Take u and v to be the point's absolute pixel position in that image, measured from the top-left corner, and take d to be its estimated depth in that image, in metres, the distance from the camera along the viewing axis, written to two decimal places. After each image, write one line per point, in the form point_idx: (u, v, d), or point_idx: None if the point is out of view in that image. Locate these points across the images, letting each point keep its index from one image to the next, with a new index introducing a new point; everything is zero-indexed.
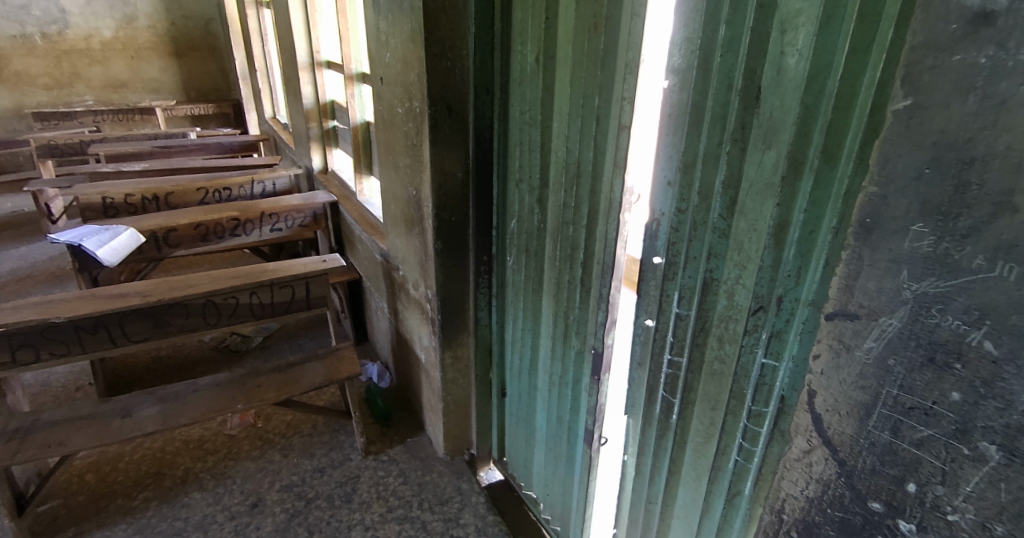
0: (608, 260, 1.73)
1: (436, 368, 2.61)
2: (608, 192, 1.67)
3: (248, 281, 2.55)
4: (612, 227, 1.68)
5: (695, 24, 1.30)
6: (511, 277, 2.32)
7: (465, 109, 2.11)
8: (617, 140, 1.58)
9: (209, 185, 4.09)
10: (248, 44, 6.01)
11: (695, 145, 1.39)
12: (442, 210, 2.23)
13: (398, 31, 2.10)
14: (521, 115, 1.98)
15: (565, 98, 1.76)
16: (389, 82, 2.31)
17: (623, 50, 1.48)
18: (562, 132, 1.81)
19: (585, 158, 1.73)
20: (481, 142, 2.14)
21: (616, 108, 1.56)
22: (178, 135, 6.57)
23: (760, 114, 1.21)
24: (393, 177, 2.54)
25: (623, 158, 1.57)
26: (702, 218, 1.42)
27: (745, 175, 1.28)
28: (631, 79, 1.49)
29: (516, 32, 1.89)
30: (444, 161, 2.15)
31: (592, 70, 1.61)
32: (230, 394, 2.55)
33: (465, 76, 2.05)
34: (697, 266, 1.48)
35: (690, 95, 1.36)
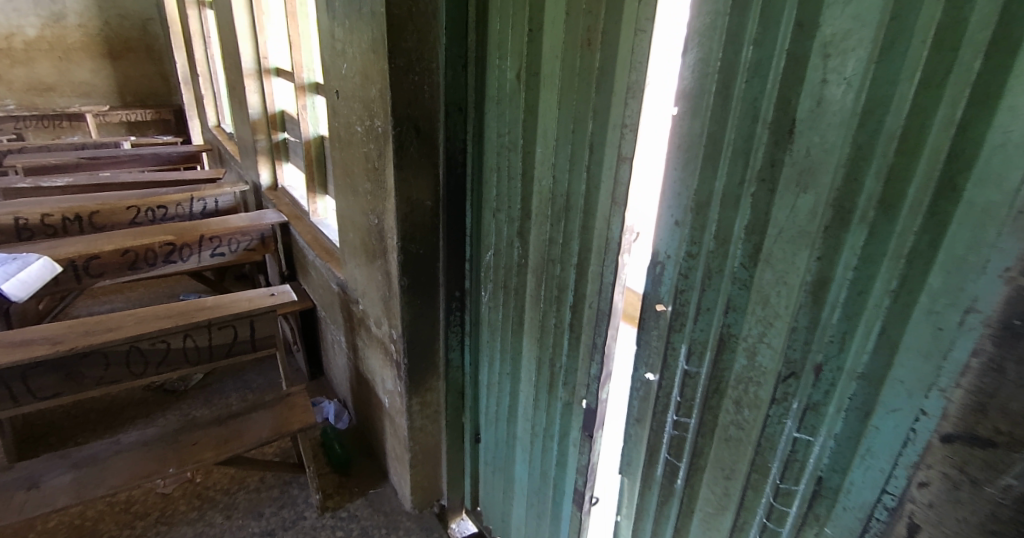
0: (603, 306, 1.52)
1: (402, 415, 2.33)
2: (603, 230, 1.46)
3: (180, 323, 2.20)
4: (609, 269, 1.47)
5: (712, 42, 1.11)
6: (486, 316, 2.07)
7: (434, 130, 1.86)
8: (616, 172, 1.38)
9: (142, 203, 3.66)
10: (190, 47, 5.54)
11: (710, 182, 1.20)
12: (409, 243, 1.97)
13: (356, 40, 1.84)
14: (499, 139, 1.76)
15: (552, 122, 1.55)
16: (346, 97, 2.04)
17: (623, 70, 1.28)
18: (548, 158, 1.60)
19: (575, 190, 1.52)
20: (452, 167, 1.89)
21: (614, 135, 1.36)
22: (110, 144, 5.99)
23: (794, 152, 1.03)
24: (351, 202, 2.26)
25: (622, 191, 1.37)
26: (717, 265, 1.23)
27: (773, 220, 1.09)
28: (633, 103, 1.29)
29: (493, 44, 1.66)
30: (411, 188, 1.89)
31: (586, 91, 1.41)
32: (160, 455, 2.17)
33: (434, 92, 1.81)
34: (711, 319, 1.28)
35: (704, 124, 1.17)
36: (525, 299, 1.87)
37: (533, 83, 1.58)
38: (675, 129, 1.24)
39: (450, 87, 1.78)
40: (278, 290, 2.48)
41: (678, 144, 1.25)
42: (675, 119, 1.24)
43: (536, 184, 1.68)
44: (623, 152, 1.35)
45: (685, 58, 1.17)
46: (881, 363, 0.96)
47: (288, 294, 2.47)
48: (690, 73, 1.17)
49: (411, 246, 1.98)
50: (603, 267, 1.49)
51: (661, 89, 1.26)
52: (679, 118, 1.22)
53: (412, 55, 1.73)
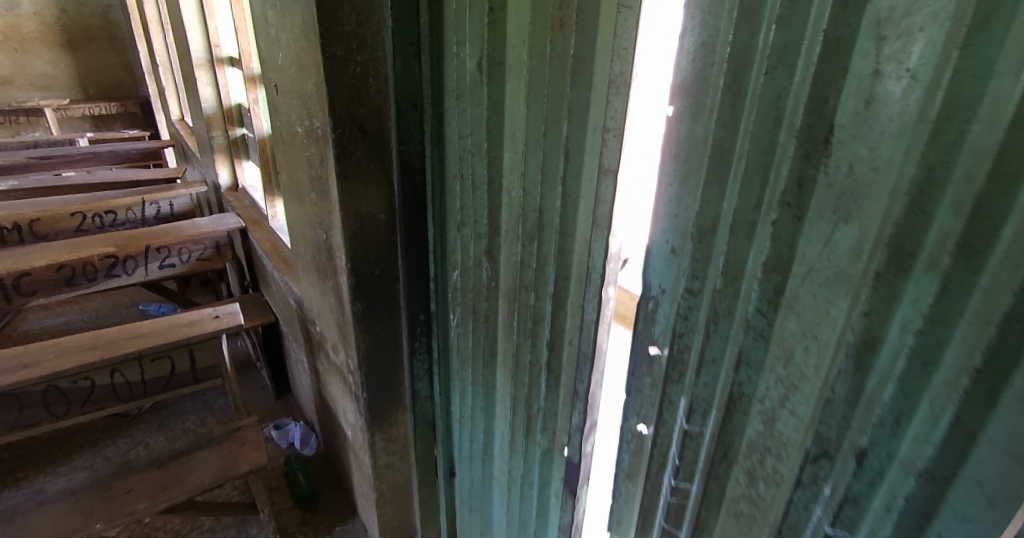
0: (587, 347, 1.26)
1: (365, 451, 2.07)
2: (582, 257, 1.20)
3: (106, 357, 1.89)
4: (591, 302, 1.20)
5: (723, 18, 0.84)
6: (456, 343, 1.81)
7: (384, 130, 1.57)
8: (596, 185, 1.10)
9: (87, 209, 3.34)
10: (148, 34, 5.15)
11: (716, 202, 0.93)
12: (362, 263, 1.69)
13: (288, 24, 1.54)
14: (461, 142, 1.48)
15: (520, 122, 1.27)
16: (284, 93, 1.74)
17: (605, 56, 1.00)
18: (516, 165, 1.33)
19: (549, 206, 1.25)
20: (408, 175, 1.61)
21: (594, 140, 1.08)
22: (65, 142, 5.59)
23: (829, 169, 0.76)
24: (299, 214, 1.97)
25: (605, 209, 1.10)
26: (726, 307, 0.97)
27: (800, 256, 0.83)
28: (617, 100, 1.01)
29: (449, 28, 1.38)
30: (361, 201, 1.61)
31: (561, 84, 1.12)
32: (87, 508, 1.87)
33: (382, 86, 1.51)
34: (718, 370, 1.02)
35: (710, 128, 0.90)
36: (496, 328, 1.60)
37: (496, 75, 1.30)
38: (670, 133, 0.97)
39: (399, 79, 1.49)
40: (223, 311, 2.21)
41: (676, 151, 0.98)
42: (670, 120, 0.97)
43: (505, 194, 1.41)
44: (604, 161, 1.07)
45: (684, 42, 0.90)
46: (951, 458, 0.71)
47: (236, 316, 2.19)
48: (690, 63, 0.90)
49: (364, 267, 1.70)
50: (585, 299, 1.22)
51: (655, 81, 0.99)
52: (675, 118, 0.95)
53: (354, 40, 1.43)
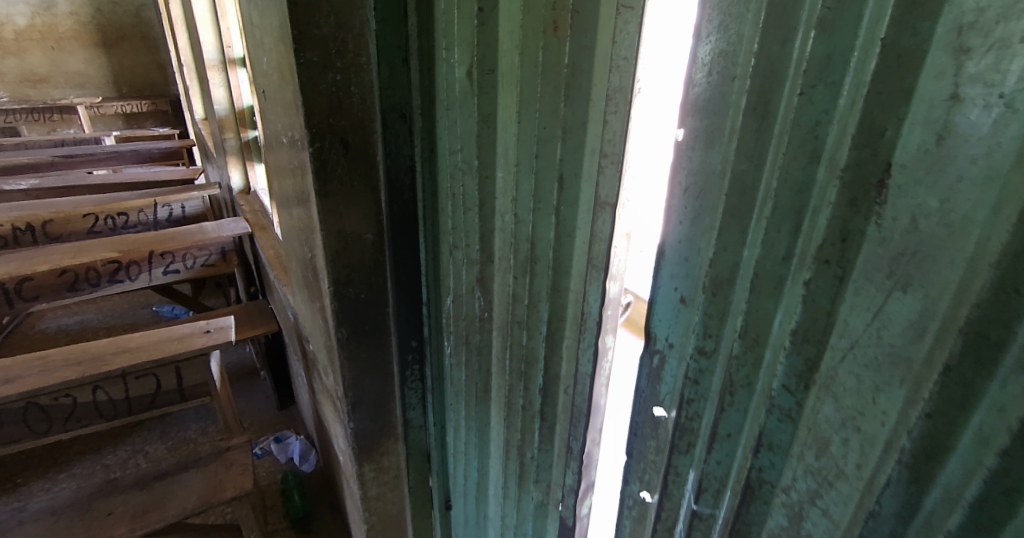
0: (582, 399, 1.09)
1: (354, 481, 1.94)
2: (578, 299, 1.03)
3: (89, 373, 1.81)
4: (587, 351, 1.04)
5: (747, 21, 0.66)
6: (450, 374, 1.67)
7: (369, 143, 1.42)
8: (593, 217, 0.93)
9: (99, 210, 3.32)
10: (173, 34, 5.17)
11: (735, 248, 0.75)
12: (345, 287, 1.55)
13: (269, 26, 1.42)
14: (452, 157, 1.33)
15: (512, 140, 1.11)
16: (271, 100, 1.61)
17: (603, 67, 0.83)
18: (508, 187, 1.17)
19: (543, 237, 1.09)
20: (397, 192, 1.48)
21: (591, 165, 0.91)
22: (93, 141, 5.68)
23: (884, 220, 0.58)
24: (289, 228, 1.86)
25: (603, 247, 0.92)
26: (745, 376, 0.79)
27: (841, 327, 0.65)
28: (615, 120, 0.83)
29: (439, 31, 1.23)
30: (344, 219, 1.47)
31: (555, 98, 0.96)
32: (65, 529, 1.79)
33: (366, 95, 1.36)
34: (734, 448, 0.85)
35: (728, 158, 0.72)
36: (489, 363, 1.45)
37: (487, 85, 1.14)
38: (679, 162, 0.79)
39: (386, 87, 1.36)
40: (215, 326, 2.11)
41: (687, 184, 0.79)
42: (679, 146, 0.79)
43: (497, 218, 1.25)
44: (603, 190, 0.90)
45: (697, 51, 0.72)
46: None
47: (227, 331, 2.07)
48: (704, 77, 0.72)
49: (348, 290, 1.56)
50: (580, 347, 1.05)
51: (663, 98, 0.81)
52: (686, 143, 0.77)
53: (332, 43, 1.28)
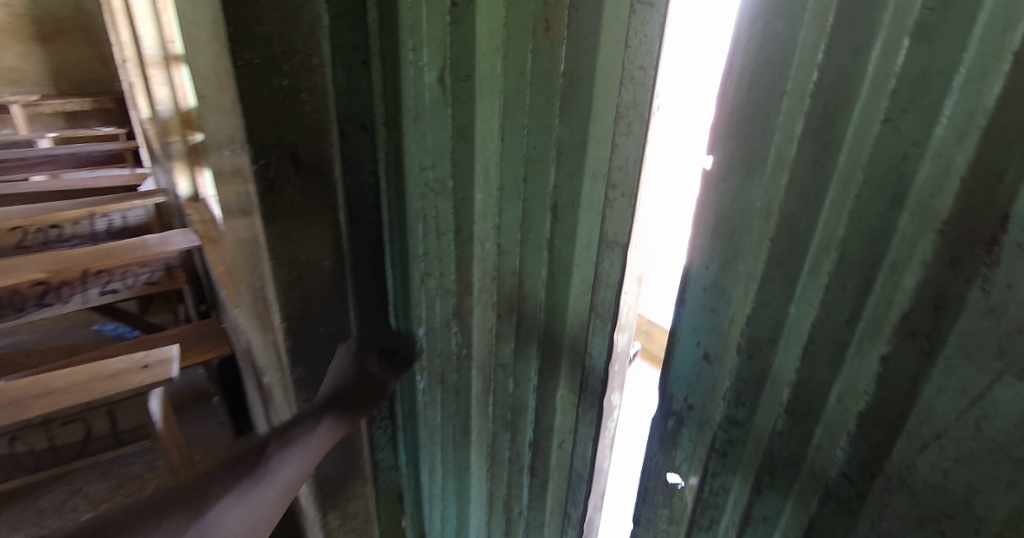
0: (584, 458, 0.96)
1: (318, 530, 1.74)
2: (578, 346, 0.89)
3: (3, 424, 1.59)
4: (590, 406, 0.90)
5: (803, 21, 0.51)
6: (422, 413, 1.50)
7: (326, 159, 1.22)
8: (597, 255, 0.78)
9: (27, 222, 3.00)
10: (112, 26, 4.77)
11: (779, 303, 0.61)
12: (300, 321, 1.36)
13: (202, 21, 1.21)
14: (422, 174, 1.16)
15: (494, 158, 0.94)
16: (211, 108, 1.40)
17: (613, 74, 0.67)
18: (489, 213, 1.01)
19: (532, 272, 0.93)
20: (358, 215, 1.32)
21: (594, 193, 0.76)
22: (27, 143, 5.23)
23: (994, 286, 0.44)
24: (239, 249, 1.66)
25: (612, 292, 0.78)
26: (789, 454, 0.66)
27: (926, 412, 0.52)
28: (627, 143, 0.68)
29: (404, 28, 1.05)
30: (297, 246, 1.28)
31: (548, 111, 0.79)
32: None
33: (319, 102, 1.16)
34: (770, 533, 0.72)
35: (773, 193, 0.58)
36: (467, 404, 1.29)
37: (461, 91, 0.97)
38: (705, 194, 0.64)
39: (344, 92, 1.18)
40: (154, 358, 1.88)
41: (716, 224, 0.65)
42: (708, 176, 0.63)
43: (476, 245, 1.08)
44: (610, 225, 0.74)
45: (734, 58, 0.57)
46: None
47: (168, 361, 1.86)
48: (744, 92, 0.57)
49: (304, 325, 1.37)
50: (581, 401, 0.91)
51: (681, 114, 0.68)
52: (716, 172, 0.62)
53: (275, 38, 1.07)
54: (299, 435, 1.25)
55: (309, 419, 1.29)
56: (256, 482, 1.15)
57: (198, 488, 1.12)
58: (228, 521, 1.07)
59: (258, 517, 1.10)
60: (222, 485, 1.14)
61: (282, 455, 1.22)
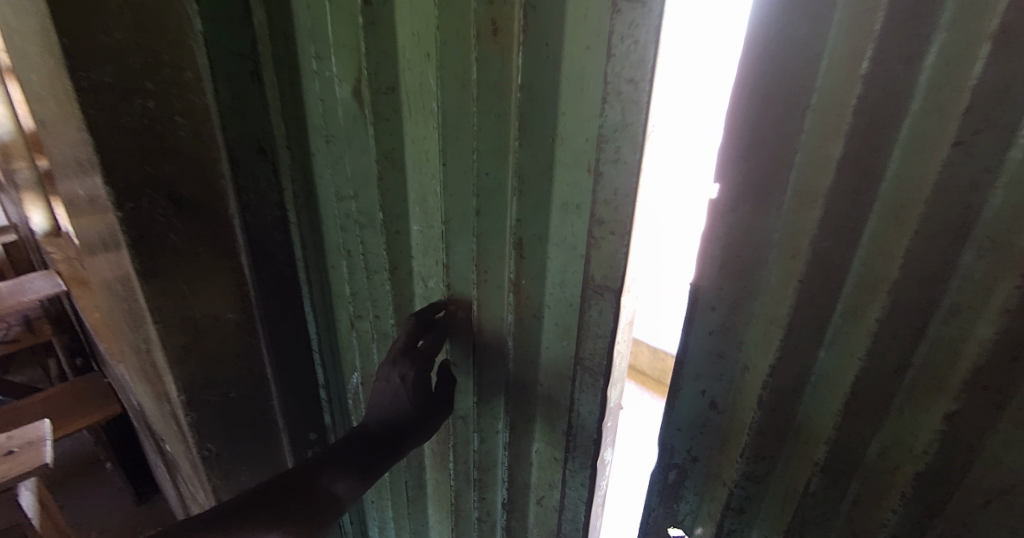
0: (571, 517, 0.84)
1: None
2: (557, 399, 0.76)
3: None
4: (580, 463, 0.78)
5: (833, 22, 0.42)
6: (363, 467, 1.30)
7: (218, 193, 0.99)
8: (579, 299, 0.66)
9: None
10: None
11: (806, 350, 0.53)
12: (203, 391, 1.13)
13: (25, 28, 0.93)
14: (341, 206, 0.97)
15: (433, 187, 0.79)
16: (55, 136, 1.11)
17: (593, 89, 0.55)
18: (431, 247, 0.85)
19: (494, 316, 0.80)
20: (267, 256, 1.09)
21: (568, 227, 0.63)
22: None
23: None
24: (116, 304, 1.37)
25: (602, 340, 0.66)
26: (822, 513, 0.57)
27: (993, 468, 0.45)
28: (616, 171, 0.56)
29: (304, 32, 0.85)
30: (189, 303, 1.05)
31: (503, 133, 0.65)
32: None
33: (202, 126, 0.93)
34: None
35: (796, 223, 0.49)
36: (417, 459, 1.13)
37: (381, 105, 0.80)
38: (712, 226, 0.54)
39: (233, 111, 0.94)
40: (21, 442, 1.54)
41: (724, 261, 0.55)
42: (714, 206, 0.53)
43: (417, 283, 0.92)
44: (598, 264, 0.62)
45: (747, 68, 0.47)
46: None
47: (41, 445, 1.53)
48: (762, 107, 0.47)
49: (208, 395, 1.14)
50: (567, 458, 0.80)
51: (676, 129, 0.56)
52: (725, 201, 0.53)
53: (132, 48, 0.83)
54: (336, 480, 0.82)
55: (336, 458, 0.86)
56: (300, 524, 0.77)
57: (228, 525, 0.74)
58: None
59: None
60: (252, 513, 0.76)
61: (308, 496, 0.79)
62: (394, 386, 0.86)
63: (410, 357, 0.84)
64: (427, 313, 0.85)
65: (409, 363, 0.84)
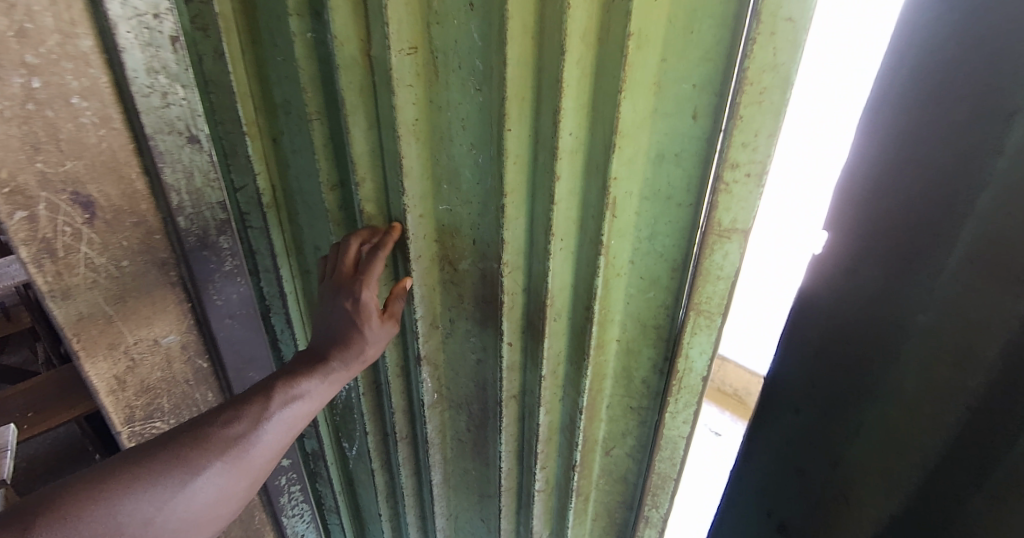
0: (656, 520, 0.65)
1: None
2: (639, 423, 0.57)
3: None
4: (672, 459, 0.58)
5: (1003, 153, 0.36)
6: (288, 521, 0.91)
7: (144, 181, 0.66)
8: (684, 282, 0.47)
9: None
10: None
11: (926, 430, 0.47)
12: (144, 422, 0.81)
13: None
14: (332, 196, 0.64)
15: (452, 173, 0.54)
16: None
17: (739, 10, 0.35)
18: (447, 233, 0.58)
19: (529, 324, 0.55)
20: (220, 263, 0.75)
21: (662, 185, 0.44)
22: None
23: None
24: None
25: (716, 322, 0.47)
26: None
27: None
28: (761, 117, 0.37)
29: None
30: (119, 325, 0.71)
31: (566, 79, 0.41)
32: None
33: (112, 84, 0.59)
34: None
35: (950, 288, 0.42)
36: (402, 515, 0.82)
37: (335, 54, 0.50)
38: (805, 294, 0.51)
39: (151, 88, 0.61)
40: None
41: (824, 354, 0.52)
42: (817, 275, 0.49)
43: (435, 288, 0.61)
44: (715, 240, 0.43)
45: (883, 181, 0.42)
46: None
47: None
48: (891, 225, 0.43)
49: (155, 424, 0.82)
50: (651, 455, 0.58)
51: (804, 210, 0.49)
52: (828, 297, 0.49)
53: None
54: (331, 365, 0.56)
55: (332, 335, 0.57)
56: (232, 453, 0.49)
57: (109, 476, 0.45)
58: (215, 488, 0.49)
59: (219, 500, 0.49)
60: (152, 451, 0.47)
61: (289, 394, 0.53)
62: (338, 321, 0.57)
63: (365, 281, 0.55)
64: (365, 236, 0.57)
65: (353, 294, 0.55)
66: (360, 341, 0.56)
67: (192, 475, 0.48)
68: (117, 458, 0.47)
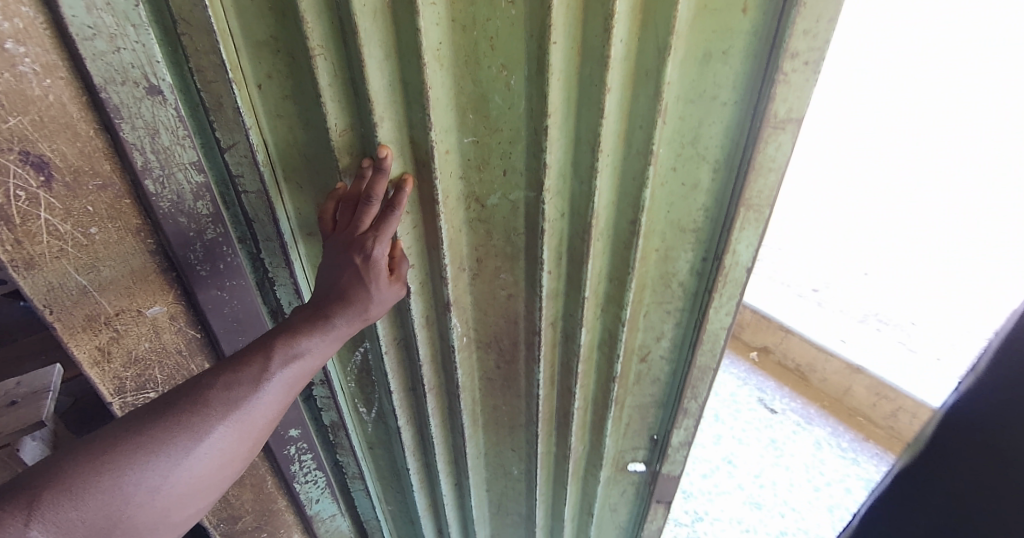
0: (694, 410, 0.76)
1: None
2: (677, 313, 0.65)
3: None
4: (712, 351, 0.67)
5: None
6: (301, 488, 0.89)
7: (102, 138, 0.57)
8: (735, 177, 0.51)
9: None
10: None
11: None
12: (137, 393, 0.76)
13: None
14: (342, 140, 0.60)
15: (478, 102, 0.51)
16: None
17: None
18: (473, 167, 0.55)
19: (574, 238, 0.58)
20: (197, 237, 0.66)
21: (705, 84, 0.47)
22: None
23: None
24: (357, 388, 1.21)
25: (764, 215, 0.53)
26: None
27: None
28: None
29: None
30: (87, 300, 0.65)
31: None
32: None
33: (51, 25, 0.50)
34: None
35: None
36: (431, 456, 0.83)
37: None
38: None
39: (93, 28, 0.50)
40: None
41: None
42: None
43: (466, 230, 0.60)
44: (769, 133, 0.47)
45: None
46: None
47: (43, 392, 0.78)
48: None
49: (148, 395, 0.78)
50: (695, 342, 0.66)
51: None
52: None
53: None
54: (334, 318, 0.55)
55: (337, 290, 0.56)
56: (235, 416, 0.50)
57: (109, 449, 0.45)
58: (218, 451, 0.50)
59: (223, 462, 0.50)
60: (149, 421, 0.47)
61: (287, 355, 0.53)
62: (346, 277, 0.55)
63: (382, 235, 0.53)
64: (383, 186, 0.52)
65: (364, 250, 0.53)
66: (365, 298, 0.55)
67: (196, 442, 0.48)
68: (112, 431, 0.47)
